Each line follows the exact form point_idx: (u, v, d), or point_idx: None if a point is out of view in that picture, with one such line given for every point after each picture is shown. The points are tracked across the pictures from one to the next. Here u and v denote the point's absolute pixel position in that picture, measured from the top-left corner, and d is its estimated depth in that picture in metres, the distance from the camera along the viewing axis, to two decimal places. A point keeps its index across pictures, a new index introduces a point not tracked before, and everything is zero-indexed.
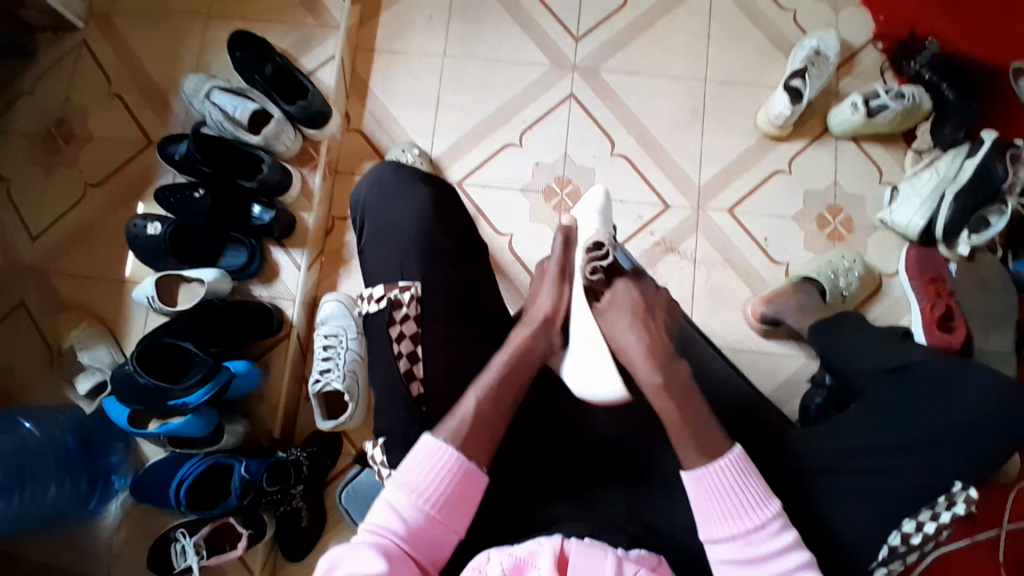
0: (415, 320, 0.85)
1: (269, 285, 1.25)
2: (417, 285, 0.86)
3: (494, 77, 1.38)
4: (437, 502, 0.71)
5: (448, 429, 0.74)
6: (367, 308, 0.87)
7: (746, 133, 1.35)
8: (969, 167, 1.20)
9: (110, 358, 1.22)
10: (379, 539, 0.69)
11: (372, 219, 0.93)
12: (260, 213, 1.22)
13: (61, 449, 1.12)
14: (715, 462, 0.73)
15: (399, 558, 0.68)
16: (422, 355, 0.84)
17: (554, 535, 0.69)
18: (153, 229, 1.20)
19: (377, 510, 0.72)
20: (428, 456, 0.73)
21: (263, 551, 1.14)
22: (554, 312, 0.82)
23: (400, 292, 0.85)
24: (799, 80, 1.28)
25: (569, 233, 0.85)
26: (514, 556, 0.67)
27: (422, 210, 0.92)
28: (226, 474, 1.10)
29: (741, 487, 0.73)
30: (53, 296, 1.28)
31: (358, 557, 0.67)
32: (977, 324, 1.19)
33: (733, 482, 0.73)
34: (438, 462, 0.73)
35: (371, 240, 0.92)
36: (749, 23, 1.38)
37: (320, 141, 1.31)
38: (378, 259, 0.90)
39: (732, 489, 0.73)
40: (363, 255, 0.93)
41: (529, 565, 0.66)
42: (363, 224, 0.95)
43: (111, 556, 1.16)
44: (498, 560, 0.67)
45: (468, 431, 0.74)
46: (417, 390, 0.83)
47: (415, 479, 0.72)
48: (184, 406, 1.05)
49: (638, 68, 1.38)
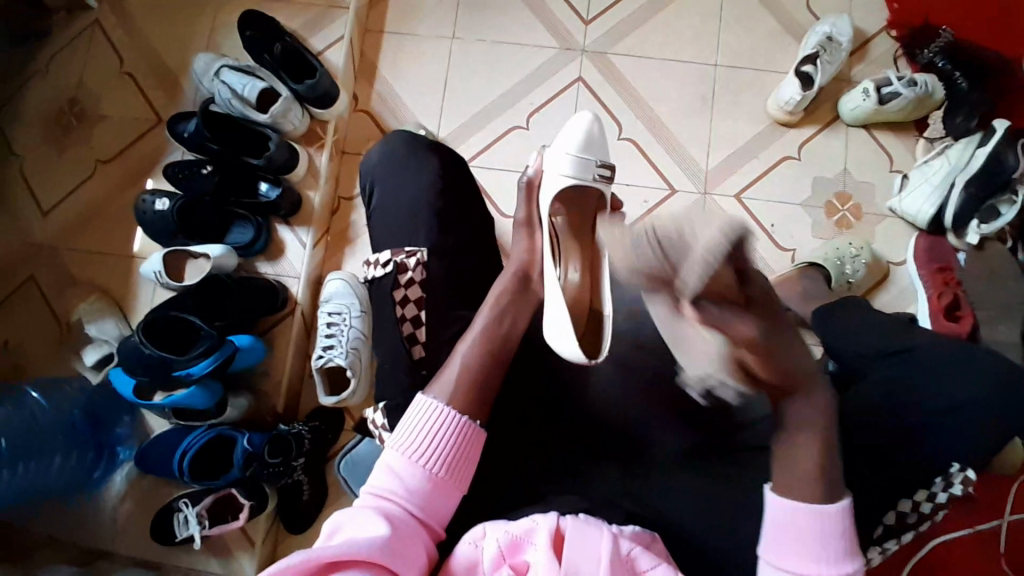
0: (420, 285, 0.85)
1: (275, 262, 1.26)
2: (422, 251, 0.87)
3: (502, 60, 1.38)
4: (435, 459, 0.72)
5: (437, 389, 0.76)
6: (373, 273, 0.88)
7: (754, 119, 1.33)
8: (981, 156, 1.18)
9: (118, 330, 1.24)
10: (382, 502, 0.70)
11: (380, 192, 0.94)
12: (266, 190, 1.23)
13: (66, 424, 1.13)
14: (826, 506, 0.68)
15: (401, 518, 0.69)
16: (425, 318, 0.84)
17: (551, 513, 0.69)
18: (161, 205, 1.22)
19: (377, 475, 0.72)
20: (423, 416, 0.74)
21: (264, 524, 1.15)
22: (528, 258, 0.90)
23: (406, 257, 0.86)
24: (810, 65, 1.26)
25: (533, 182, 0.97)
26: (510, 534, 0.67)
27: (426, 185, 0.92)
28: (230, 444, 1.12)
29: (835, 540, 0.67)
30: (62, 270, 1.30)
31: (361, 521, 0.68)
32: (986, 314, 1.17)
33: (835, 530, 0.68)
34: (432, 421, 0.73)
35: (374, 214, 0.93)
36: (761, 9, 1.37)
37: (328, 121, 1.32)
38: (380, 233, 0.91)
39: (830, 536, 0.67)
40: (370, 224, 0.94)
41: (525, 542, 0.67)
42: (373, 191, 0.95)
43: (115, 526, 1.18)
44: (495, 535, 0.67)
45: (463, 395, 0.75)
46: (418, 353, 0.83)
47: (411, 439, 0.73)
48: (189, 378, 1.06)
49: (647, 53, 1.37)
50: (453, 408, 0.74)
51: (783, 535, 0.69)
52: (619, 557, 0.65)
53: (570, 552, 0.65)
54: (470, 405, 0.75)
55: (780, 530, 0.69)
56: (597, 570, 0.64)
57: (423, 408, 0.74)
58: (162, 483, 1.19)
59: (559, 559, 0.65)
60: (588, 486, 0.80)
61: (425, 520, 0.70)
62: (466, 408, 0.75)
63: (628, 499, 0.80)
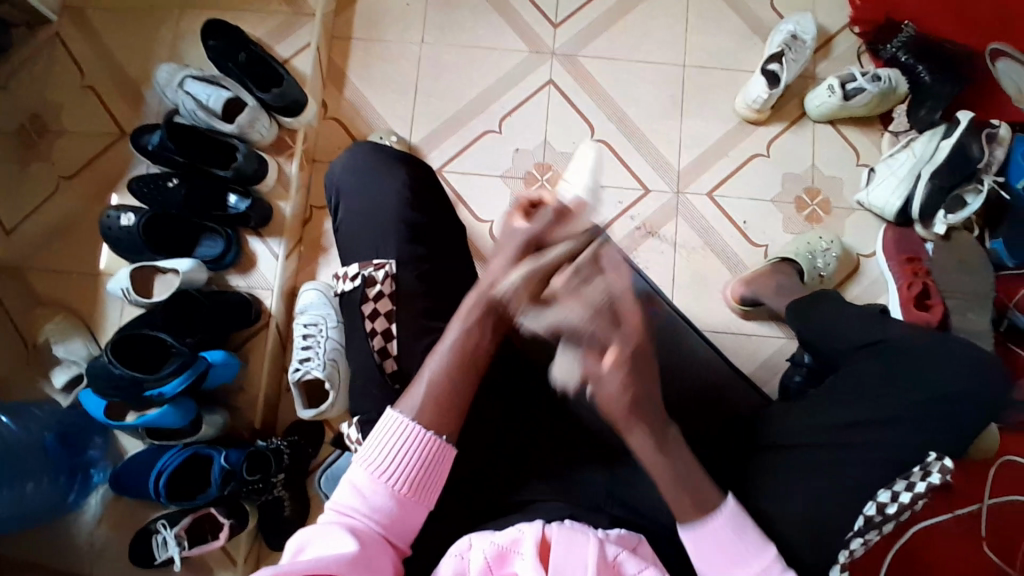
0: (390, 298, 0.84)
1: (247, 275, 1.24)
2: (391, 264, 0.86)
3: (473, 65, 1.38)
4: (400, 478, 0.71)
5: (406, 404, 0.74)
6: (342, 286, 0.87)
7: (725, 117, 1.35)
8: (946, 148, 1.20)
9: (86, 349, 1.21)
10: (347, 519, 0.69)
11: (348, 201, 0.92)
12: (236, 203, 1.21)
13: (38, 447, 1.09)
14: (711, 520, 0.71)
15: (367, 537, 0.68)
16: (396, 332, 0.83)
17: (537, 522, 0.69)
18: (127, 220, 1.18)
19: (343, 490, 0.71)
20: (389, 433, 0.72)
21: (246, 541, 1.13)
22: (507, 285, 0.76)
23: (374, 269, 0.85)
24: (777, 63, 1.28)
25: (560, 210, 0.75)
26: (497, 544, 0.66)
27: (399, 192, 0.91)
28: (206, 465, 1.09)
29: (739, 540, 0.71)
30: (28, 291, 1.26)
31: (328, 539, 0.67)
32: (954, 302, 1.20)
33: (732, 535, 0.71)
34: (400, 442, 0.72)
35: (346, 222, 0.91)
36: (728, 9, 1.38)
37: (297, 130, 1.29)
38: (355, 241, 0.90)
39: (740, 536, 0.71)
40: (340, 233, 0.92)
41: (512, 552, 0.66)
42: (339, 204, 0.93)
43: (92, 551, 1.14)
44: (481, 547, 0.66)
45: (434, 411, 0.73)
46: (391, 366, 0.83)
47: (374, 457, 0.71)
48: (161, 397, 1.04)
49: (616, 54, 1.38)
50: (421, 424, 0.72)
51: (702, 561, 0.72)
52: (604, 561, 0.65)
53: (554, 559, 0.64)
54: (442, 419, 0.73)
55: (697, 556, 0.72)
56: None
57: (391, 425, 0.73)
58: (139, 504, 1.16)
59: (545, 568, 0.64)
60: (572, 488, 0.80)
61: (391, 541, 0.70)
62: (436, 422, 0.73)
63: (613, 501, 0.80)
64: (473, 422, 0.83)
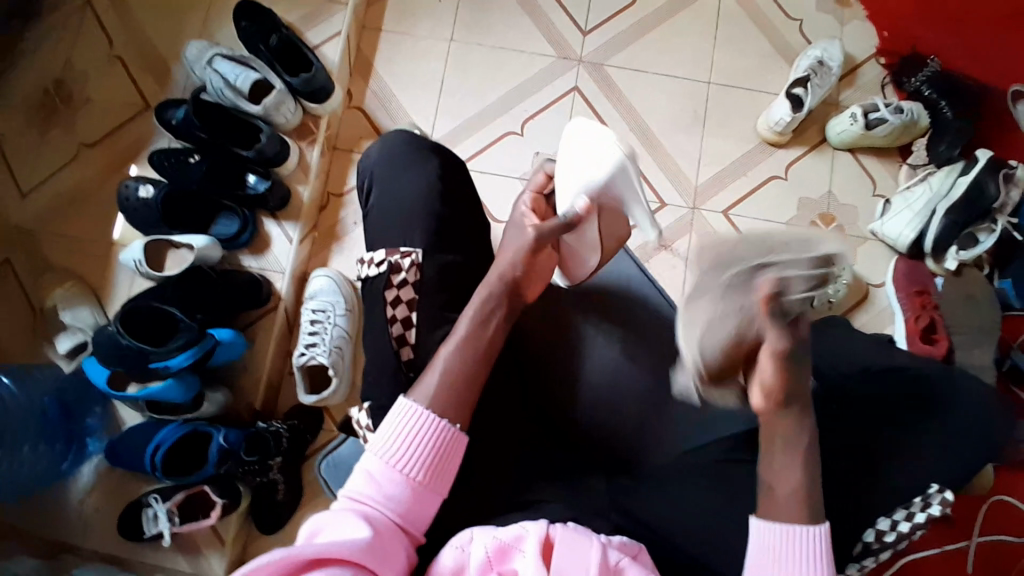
0: (413, 287, 0.84)
1: (260, 256, 1.23)
2: (418, 252, 0.86)
3: (501, 65, 1.38)
4: (414, 463, 0.71)
5: (419, 394, 0.74)
6: (365, 272, 0.87)
7: (746, 136, 1.36)
8: (963, 184, 1.21)
9: (93, 319, 1.20)
10: (361, 507, 0.69)
11: (377, 188, 0.93)
12: (254, 183, 1.21)
13: (38, 412, 1.09)
14: (806, 527, 0.70)
15: (382, 523, 0.68)
16: (417, 321, 0.83)
17: (541, 520, 0.67)
18: (145, 192, 1.19)
19: (357, 478, 0.71)
20: (403, 420, 0.72)
21: (236, 522, 1.13)
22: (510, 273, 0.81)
23: (400, 257, 0.85)
24: (801, 88, 1.29)
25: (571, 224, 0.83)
26: (499, 539, 0.65)
27: (434, 180, 0.91)
28: (204, 442, 1.09)
29: (812, 561, 0.69)
30: (40, 256, 1.26)
31: (342, 522, 0.67)
32: (961, 338, 1.20)
33: (816, 552, 0.69)
34: (416, 430, 0.72)
35: (376, 205, 0.92)
36: (756, 30, 1.39)
37: (322, 116, 1.30)
38: (381, 227, 0.90)
39: (810, 557, 0.69)
40: (367, 218, 0.93)
41: (514, 549, 0.65)
42: (369, 188, 0.94)
43: (81, 521, 1.13)
44: (483, 541, 0.65)
45: (448, 401, 0.73)
46: (407, 355, 0.82)
47: (389, 444, 0.71)
48: (165, 370, 1.04)
49: (643, 67, 1.38)
50: (432, 412, 0.72)
51: (770, 561, 0.69)
52: (607, 567, 0.64)
53: (559, 562, 0.63)
54: (451, 411, 0.73)
55: (762, 556, 0.70)
56: None
57: (403, 411, 0.72)
58: (133, 476, 1.15)
59: (547, 568, 0.63)
60: (574, 493, 0.79)
61: (406, 527, 0.70)
62: (452, 412, 0.73)
63: (620, 512, 0.79)
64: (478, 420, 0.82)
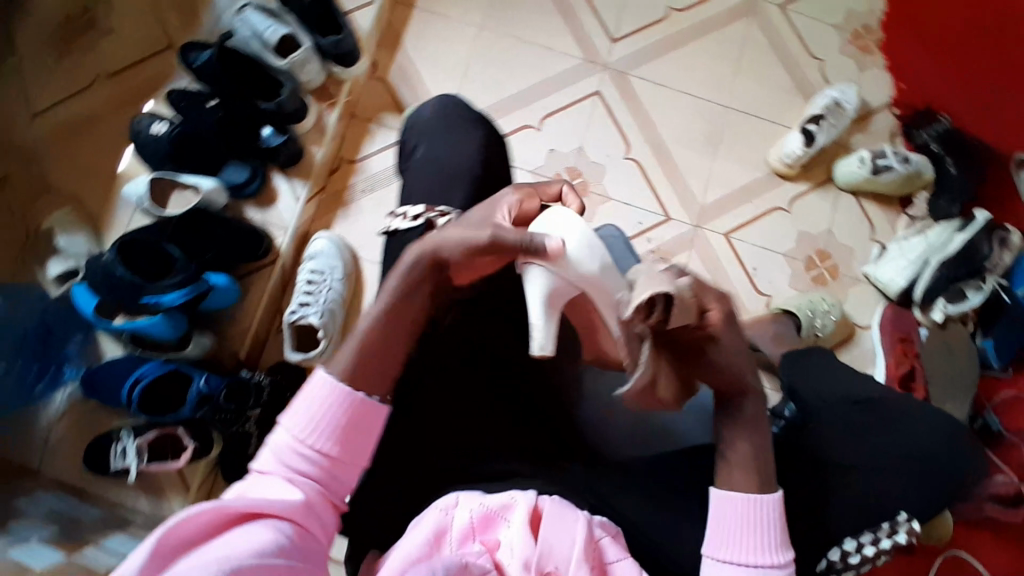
0: None
1: (264, 210, 1.23)
2: (454, 213, 0.84)
3: (527, 59, 1.40)
4: (322, 435, 0.67)
5: (334, 369, 0.70)
6: (396, 224, 0.85)
7: (757, 164, 1.38)
8: (959, 241, 1.26)
9: (87, 247, 1.19)
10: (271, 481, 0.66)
11: (423, 149, 0.93)
12: (268, 135, 1.21)
13: (20, 333, 1.10)
14: (758, 495, 0.71)
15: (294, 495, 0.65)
16: None
17: (530, 491, 0.63)
18: (158, 128, 1.17)
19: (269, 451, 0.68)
20: (313, 394, 0.68)
21: (204, 469, 1.12)
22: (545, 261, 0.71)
23: (436, 215, 0.83)
24: (814, 125, 1.33)
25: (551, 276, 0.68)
26: (484, 506, 0.61)
27: (476, 153, 0.91)
28: (181, 384, 1.08)
29: (761, 530, 0.70)
30: (40, 179, 1.24)
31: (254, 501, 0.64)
32: (938, 386, 1.23)
33: (767, 520, 0.70)
34: (325, 401, 0.67)
35: (419, 162, 0.92)
36: (778, 63, 1.42)
37: (344, 81, 1.31)
38: (420, 184, 0.89)
39: (763, 527, 0.70)
40: (405, 175, 0.93)
41: (499, 518, 0.60)
42: (417, 146, 0.95)
43: (45, 448, 1.11)
44: (468, 506, 0.60)
45: (359, 372, 0.69)
46: None
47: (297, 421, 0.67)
48: (156, 306, 1.01)
49: (666, 81, 1.40)
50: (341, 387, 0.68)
51: (726, 534, 0.71)
52: (592, 543, 0.60)
53: (546, 535, 0.59)
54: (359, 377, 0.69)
55: (717, 528, 0.71)
56: (570, 554, 0.58)
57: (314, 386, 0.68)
58: (106, 410, 1.13)
59: (534, 540, 0.59)
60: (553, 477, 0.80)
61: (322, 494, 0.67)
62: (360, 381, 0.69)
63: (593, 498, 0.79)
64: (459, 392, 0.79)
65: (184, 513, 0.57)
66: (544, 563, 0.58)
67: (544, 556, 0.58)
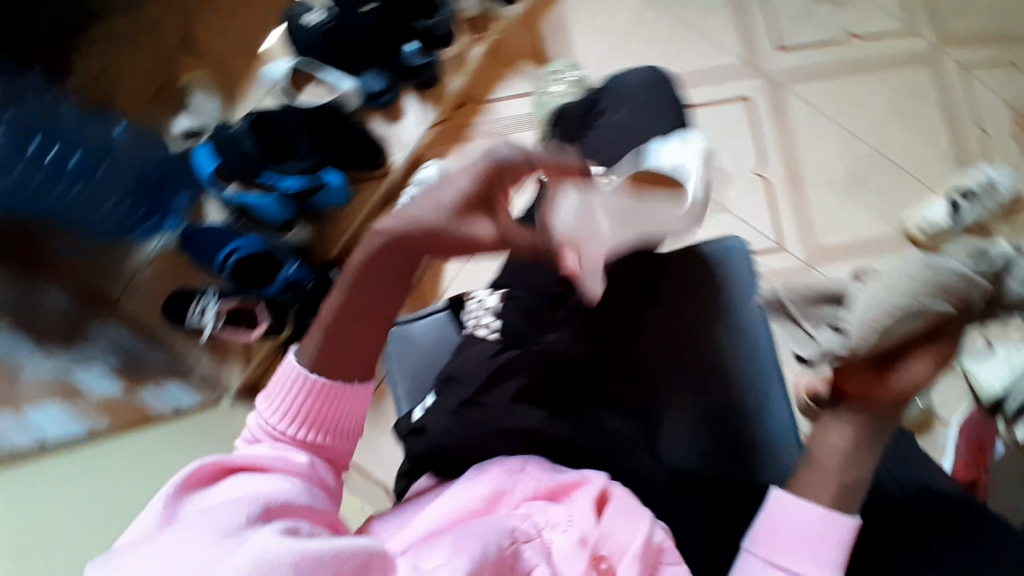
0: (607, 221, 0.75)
1: (391, 122, 1.26)
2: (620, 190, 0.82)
3: (680, 46, 1.34)
4: (312, 399, 0.60)
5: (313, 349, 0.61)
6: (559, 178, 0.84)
7: (886, 220, 1.28)
8: None
9: (218, 113, 1.24)
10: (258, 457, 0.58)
11: (624, 114, 0.94)
12: (412, 52, 1.20)
13: (136, 172, 1.11)
14: (833, 511, 0.55)
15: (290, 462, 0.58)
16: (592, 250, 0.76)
17: (602, 475, 0.61)
18: (313, 18, 1.13)
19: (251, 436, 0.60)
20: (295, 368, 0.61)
21: (270, 347, 1.16)
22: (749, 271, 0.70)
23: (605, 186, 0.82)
24: (965, 199, 1.23)
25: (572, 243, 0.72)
26: (551, 481, 0.60)
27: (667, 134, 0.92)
28: (272, 266, 1.10)
29: (820, 551, 0.54)
30: (189, 34, 1.28)
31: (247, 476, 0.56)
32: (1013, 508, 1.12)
33: (832, 543, 0.54)
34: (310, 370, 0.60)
35: (603, 129, 0.94)
36: (944, 122, 1.31)
37: (500, 20, 1.31)
38: (603, 143, 0.92)
39: (824, 546, 0.54)
40: (590, 136, 0.95)
41: (564, 494, 0.59)
42: (609, 110, 0.96)
43: (131, 285, 1.17)
44: (535, 475, 0.60)
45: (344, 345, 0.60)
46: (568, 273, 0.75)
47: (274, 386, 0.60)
48: (272, 186, 1.08)
49: (818, 108, 1.32)
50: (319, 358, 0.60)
51: (773, 538, 0.55)
52: (650, 549, 0.55)
53: (608, 521, 0.56)
54: (345, 353, 0.60)
55: (763, 527, 0.56)
56: (628, 548, 0.54)
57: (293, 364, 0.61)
58: (192, 267, 1.18)
59: (594, 522, 0.56)
60: None
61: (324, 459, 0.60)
62: (349, 356, 0.61)
63: None
64: (560, 360, 0.73)
65: (173, 479, 0.51)
66: (599, 546, 0.54)
67: (601, 539, 0.55)
